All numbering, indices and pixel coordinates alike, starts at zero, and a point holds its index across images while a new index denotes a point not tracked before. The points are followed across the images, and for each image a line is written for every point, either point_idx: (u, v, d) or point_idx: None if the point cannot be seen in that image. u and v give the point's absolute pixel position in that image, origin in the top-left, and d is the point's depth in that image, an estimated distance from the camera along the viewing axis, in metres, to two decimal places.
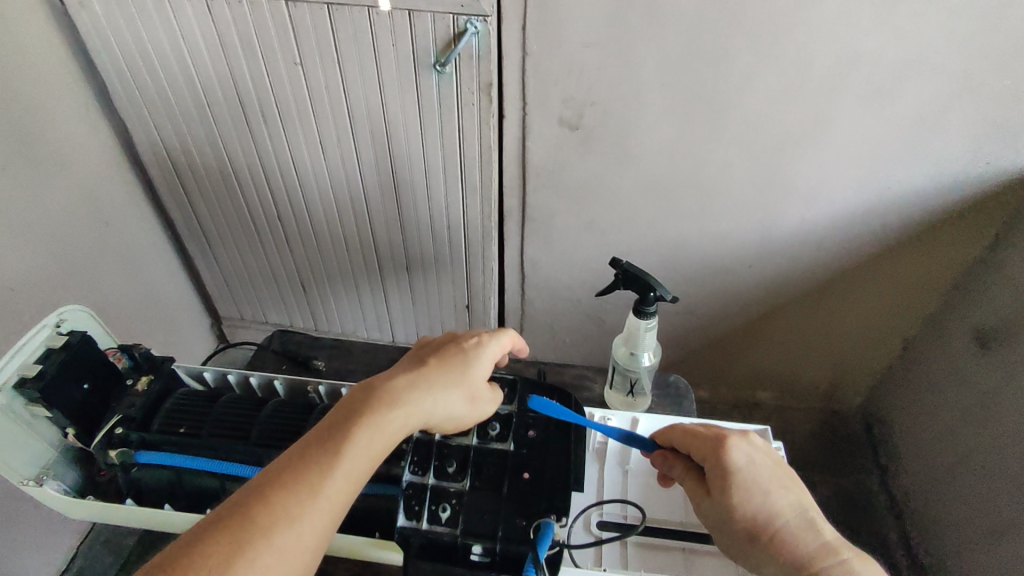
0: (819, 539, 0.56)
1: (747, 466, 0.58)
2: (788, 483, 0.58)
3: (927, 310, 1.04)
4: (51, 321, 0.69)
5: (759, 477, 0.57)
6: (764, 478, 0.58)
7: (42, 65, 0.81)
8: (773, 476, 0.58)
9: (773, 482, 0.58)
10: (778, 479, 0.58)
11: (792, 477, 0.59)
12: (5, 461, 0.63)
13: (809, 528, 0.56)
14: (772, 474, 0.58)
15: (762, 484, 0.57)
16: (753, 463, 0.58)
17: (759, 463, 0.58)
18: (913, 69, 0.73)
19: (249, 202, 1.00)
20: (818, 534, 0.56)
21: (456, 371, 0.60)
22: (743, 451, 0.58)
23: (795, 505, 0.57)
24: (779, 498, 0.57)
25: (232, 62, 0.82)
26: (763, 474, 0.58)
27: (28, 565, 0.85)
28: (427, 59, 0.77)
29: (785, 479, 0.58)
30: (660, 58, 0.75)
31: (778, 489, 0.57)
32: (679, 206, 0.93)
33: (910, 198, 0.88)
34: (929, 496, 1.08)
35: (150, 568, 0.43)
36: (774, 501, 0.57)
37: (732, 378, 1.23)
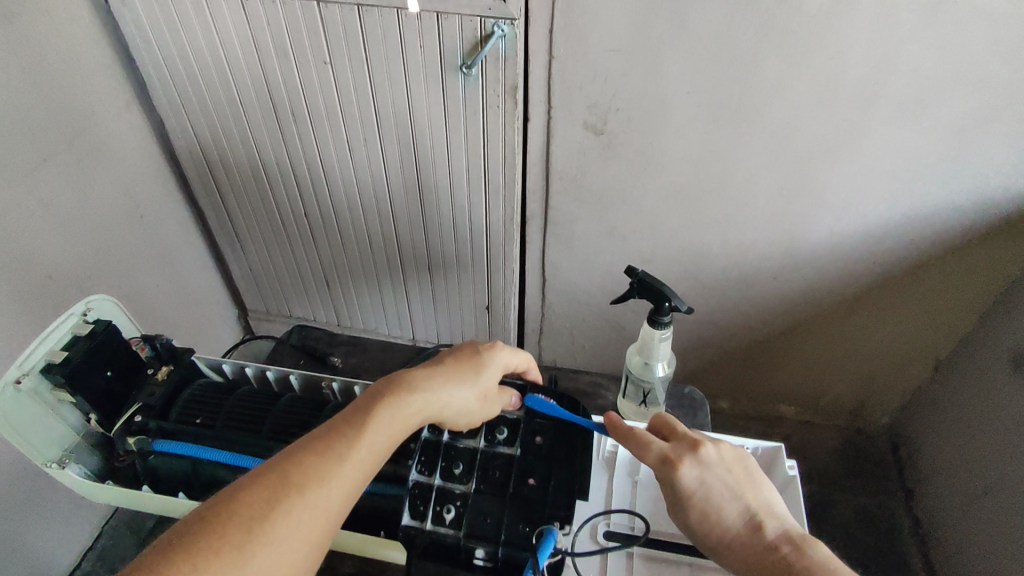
0: (773, 548, 0.54)
1: (697, 485, 0.57)
2: (741, 492, 0.57)
3: (962, 329, 1.00)
4: (78, 309, 0.71)
5: (710, 491, 0.57)
6: (716, 491, 0.57)
7: (86, 60, 0.84)
8: (724, 486, 0.57)
9: (724, 493, 0.57)
10: (729, 490, 0.57)
11: (750, 484, 0.58)
12: (29, 442, 0.66)
13: (762, 538, 0.55)
14: (723, 484, 0.57)
15: (712, 498, 0.57)
16: (704, 476, 0.57)
17: (710, 475, 0.57)
18: (954, 80, 0.71)
19: (277, 197, 1.02)
20: (772, 543, 0.55)
21: (473, 365, 0.60)
22: (692, 464, 0.58)
23: (749, 515, 0.56)
24: (731, 509, 0.57)
25: (265, 60, 0.83)
26: (715, 486, 0.57)
27: (53, 541, 0.89)
28: (454, 60, 0.78)
29: (738, 488, 0.57)
30: (687, 64, 0.74)
31: (730, 500, 0.57)
32: (702, 214, 0.91)
33: (946, 214, 0.85)
34: (954, 523, 1.04)
35: (166, 539, 0.43)
36: (725, 513, 0.56)
37: (754, 390, 1.21)
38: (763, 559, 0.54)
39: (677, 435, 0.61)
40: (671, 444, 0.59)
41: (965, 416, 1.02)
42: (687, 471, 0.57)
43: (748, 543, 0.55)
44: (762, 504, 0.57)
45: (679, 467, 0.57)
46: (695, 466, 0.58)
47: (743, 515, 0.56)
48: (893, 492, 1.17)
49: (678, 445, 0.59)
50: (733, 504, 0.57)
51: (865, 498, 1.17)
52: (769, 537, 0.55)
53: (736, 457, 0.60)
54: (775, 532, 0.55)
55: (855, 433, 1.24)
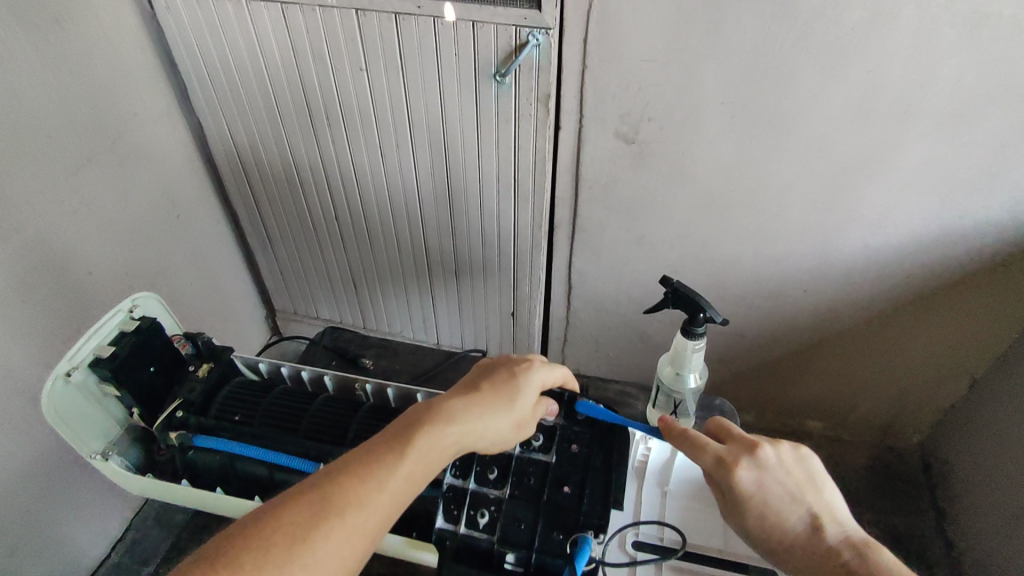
0: (835, 555, 0.53)
1: (756, 487, 0.56)
2: (802, 495, 0.56)
3: (998, 347, 0.98)
4: (125, 306, 0.74)
5: (769, 494, 0.56)
6: (775, 494, 0.56)
7: (130, 64, 0.87)
8: (784, 490, 0.56)
9: (785, 496, 0.56)
10: (788, 493, 0.56)
11: (812, 488, 0.57)
12: (77, 433, 0.69)
13: (824, 542, 0.54)
14: (784, 488, 0.56)
15: (769, 501, 0.55)
16: (763, 479, 0.56)
17: (769, 477, 0.56)
18: (992, 94, 0.70)
19: (309, 201, 1.04)
20: (834, 549, 0.53)
21: (508, 394, 0.59)
22: (750, 467, 0.56)
23: (810, 519, 0.55)
24: (791, 512, 0.55)
25: (302, 67, 0.85)
26: (774, 489, 0.56)
27: (87, 532, 0.91)
28: (488, 69, 0.79)
29: (799, 491, 0.56)
30: (722, 75, 0.74)
31: (790, 504, 0.55)
32: (733, 225, 0.90)
33: (985, 229, 0.83)
34: (986, 545, 1.01)
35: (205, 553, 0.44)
36: (786, 517, 0.55)
37: (781, 404, 1.19)
38: (826, 564, 0.53)
39: (733, 435, 0.59)
40: (729, 446, 0.58)
41: (1000, 436, 0.99)
42: (744, 474, 0.56)
43: (808, 548, 0.54)
44: (823, 507, 0.56)
45: (737, 471, 0.56)
46: (753, 468, 0.56)
47: (804, 518, 0.55)
48: (923, 512, 1.15)
49: (735, 447, 0.58)
50: (793, 507, 0.55)
51: (894, 517, 1.15)
52: (832, 541, 0.54)
53: (797, 459, 0.58)
54: (837, 538, 0.54)
55: (885, 450, 1.22)
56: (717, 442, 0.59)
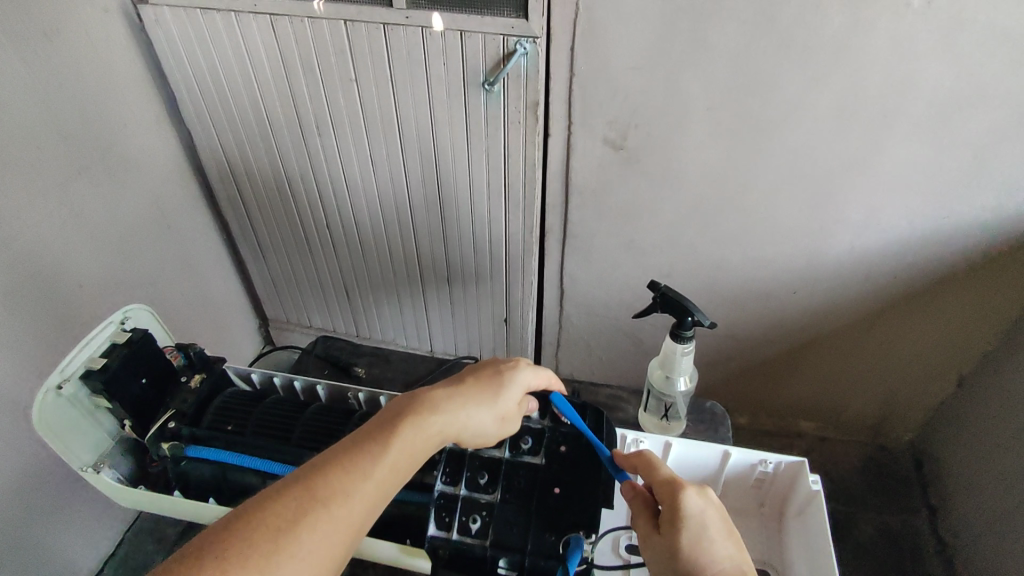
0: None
1: (699, 513, 0.55)
2: (735, 542, 0.55)
3: (985, 345, 0.99)
4: (116, 317, 0.74)
5: (709, 523, 0.55)
6: (713, 526, 0.55)
7: (120, 77, 0.87)
8: (722, 527, 0.55)
9: (721, 533, 0.55)
10: (724, 530, 0.55)
11: (739, 539, 0.57)
12: (68, 446, 0.68)
13: None
14: (722, 525, 0.55)
15: (708, 530, 0.54)
16: (706, 508, 0.56)
17: (712, 510, 0.56)
18: (972, 98, 0.71)
19: (300, 210, 1.04)
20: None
21: (492, 387, 0.60)
22: (699, 493, 0.56)
23: (735, 561, 0.54)
24: (722, 549, 0.54)
25: (292, 77, 0.86)
26: (714, 522, 0.55)
27: (78, 546, 0.90)
28: (477, 78, 0.79)
29: (732, 535, 0.56)
30: (708, 81, 0.75)
31: (722, 541, 0.55)
32: (722, 229, 0.91)
33: (969, 230, 0.84)
34: (979, 542, 1.02)
35: (192, 545, 0.44)
36: (717, 550, 0.54)
37: (773, 405, 1.20)
38: None
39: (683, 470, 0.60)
40: (679, 474, 0.58)
41: (990, 434, 1.00)
42: (692, 498, 0.56)
43: None
44: (748, 564, 0.55)
45: (688, 490, 0.56)
46: (702, 494, 0.56)
47: (732, 560, 0.54)
48: (916, 510, 1.16)
49: (685, 477, 0.58)
50: (725, 545, 0.54)
51: (887, 515, 1.16)
52: None
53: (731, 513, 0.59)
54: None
55: (877, 450, 1.23)
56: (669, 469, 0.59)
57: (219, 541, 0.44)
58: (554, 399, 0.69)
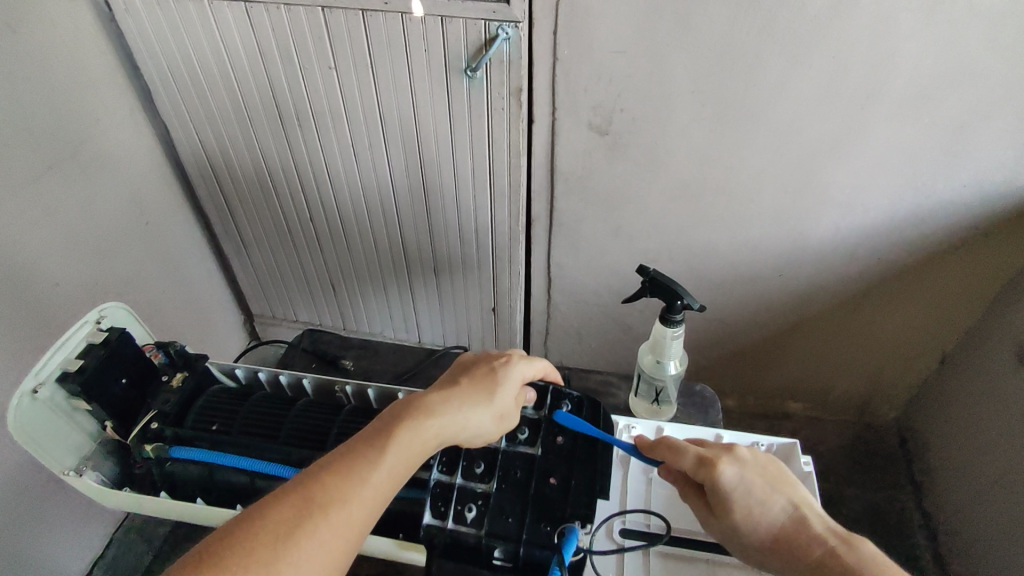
0: (820, 543, 0.53)
1: (740, 484, 0.56)
2: (781, 486, 0.56)
3: (967, 322, 1.01)
4: (91, 317, 0.73)
5: (752, 489, 0.56)
6: (758, 488, 0.56)
7: (90, 69, 0.84)
8: (764, 482, 0.56)
9: (766, 489, 0.56)
10: (768, 486, 0.56)
11: (787, 480, 0.57)
12: (48, 450, 0.67)
13: (807, 531, 0.54)
14: (763, 480, 0.56)
15: (753, 495, 0.55)
16: (744, 474, 0.56)
17: (751, 472, 0.56)
18: (953, 78, 0.71)
19: (283, 204, 1.02)
20: (819, 538, 0.54)
21: (487, 387, 0.59)
22: (731, 462, 0.56)
23: (790, 510, 0.55)
24: (773, 504, 0.55)
25: (269, 67, 0.84)
26: (755, 482, 0.56)
27: (67, 550, 0.89)
28: (459, 64, 0.78)
29: (777, 483, 0.56)
30: (692, 64, 0.74)
31: (772, 497, 0.56)
32: (708, 213, 0.91)
33: (951, 209, 0.85)
34: (962, 514, 1.04)
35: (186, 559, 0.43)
36: (768, 510, 0.55)
37: (761, 388, 1.21)
38: (813, 552, 0.53)
39: (710, 440, 0.60)
40: (708, 447, 0.58)
41: (972, 410, 1.02)
42: (728, 470, 0.56)
43: (794, 538, 0.54)
44: (801, 499, 0.56)
45: (719, 466, 0.56)
46: (734, 463, 0.56)
47: (785, 509, 0.55)
48: (902, 486, 1.18)
49: (714, 448, 0.58)
50: (774, 500, 0.56)
51: (874, 492, 1.18)
52: (815, 530, 0.54)
53: (769, 454, 0.59)
54: (817, 524, 0.55)
55: (864, 428, 1.25)
56: (696, 445, 0.59)
57: (212, 554, 0.43)
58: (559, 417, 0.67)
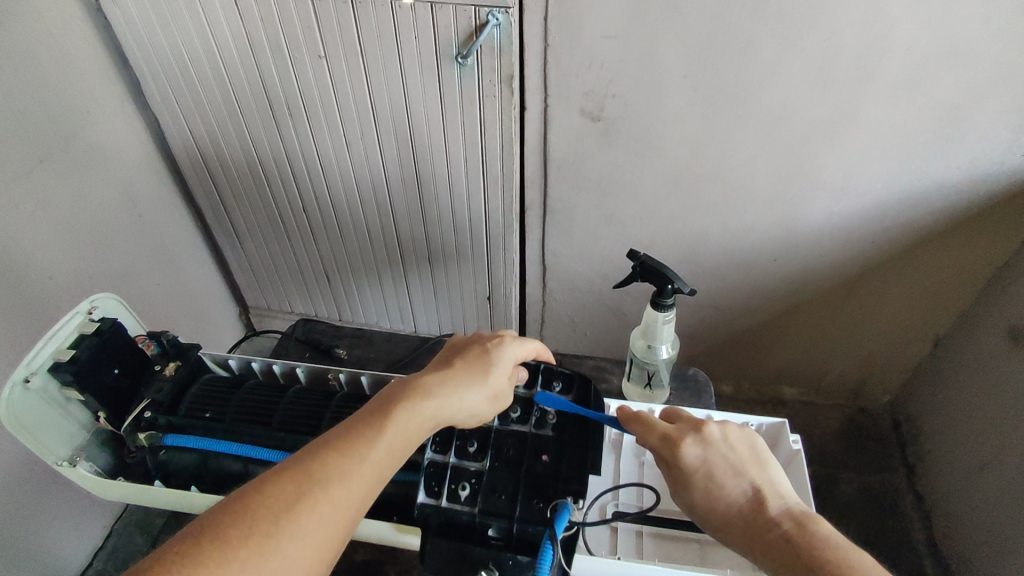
0: (775, 525, 0.52)
1: (701, 462, 0.57)
2: (744, 470, 0.56)
3: (960, 306, 1.01)
4: (83, 307, 0.72)
5: (713, 468, 0.56)
6: (719, 468, 0.56)
7: (79, 60, 0.84)
8: (727, 464, 0.57)
9: (727, 471, 0.56)
10: (731, 468, 0.56)
11: (755, 464, 0.57)
12: (39, 440, 0.67)
13: (766, 514, 0.53)
14: (725, 461, 0.57)
15: (714, 475, 0.56)
16: (707, 454, 0.57)
17: (713, 454, 0.57)
18: (945, 61, 0.71)
19: (276, 195, 1.02)
20: (774, 520, 0.53)
21: (481, 368, 0.60)
22: (694, 442, 0.58)
23: (752, 491, 0.55)
24: (734, 485, 0.55)
25: (259, 57, 0.83)
26: (717, 463, 0.57)
27: (67, 541, 0.89)
28: (450, 50, 0.77)
29: (741, 466, 0.57)
30: (685, 47, 0.74)
31: (732, 478, 0.56)
32: (701, 198, 0.91)
33: (943, 193, 0.86)
34: (955, 494, 1.05)
35: (189, 529, 0.44)
36: (728, 491, 0.55)
37: (756, 373, 1.22)
38: (768, 534, 0.52)
39: (682, 419, 0.62)
40: (676, 426, 0.60)
41: (965, 393, 1.03)
42: (689, 450, 0.57)
43: (752, 519, 0.54)
44: (766, 483, 0.56)
45: (682, 444, 0.58)
46: (697, 443, 0.58)
47: (747, 491, 0.55)
48: (895, 468, 1.19)
49: (683, 427, 0.60)
50: (736, 481, 0.56)
51: (868, 475, 1.19)
52: (774, 513, 0.53)
53: (742, 436, 0.60)
54: (776, 506, 0.54)
55: (858, 412, 1.26)
56: (665, 424, 0.61)
57: (214, 525, 0.43)
58: (538, 397, 0.68)
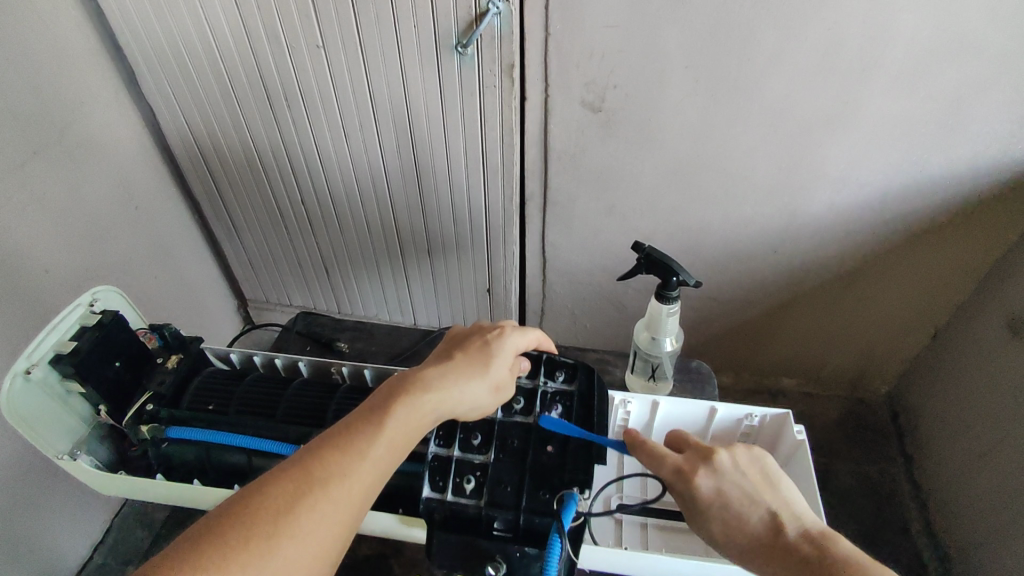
0: (795, 550, 0.52)
1: (715, 494, 0.56)
2: (759, 495, 0.56)
3: (959, 297, 1.02)
4: (84, 300, 0.71)
5: (728, 498, 0.56)
6: (734, 497, 0.56)
7: (73, 51, 0.82)
8: (741, 492, 0.56)
9: (741, 499, 0.56)
10: (746, 495, 0.56)
11: (767, 488, 0.57)
12: (40, 433, 0.66)
13: (785, 539, 0.53)
14: (740, 489, 0.56)
15: (729, 504, 0.55)
16: (719, 484, 0.56)
17: (726, 482, 0.56)
18: (949, 52, 0.71)
19: (274, 186, 1.01)
20: (793, 544, 0.53)
21: (481, 360, 0.59)
22: (706, 473, 0.57)
23: (768, 517, 0.55)
24: (751, 513, 0.55)
25: (256, 46, 0.82)
26: (732, 491, 0.56)
27: (67, 535, 0.89)
28: (449, 40, 0.76)
29: (755, 492, 0.56)
30: (687, 38, 0.73)
31: (748, 505, 0.55)
32: (702, 189, 0.91)
33: (944, 184, 0.86)
34: (953, 484, 1.06)
35: (190, 534, 0.44)
36: (745, 518, 0.55)
37: (756, 365, 1.22)
38: (789, 559, 0.52)
39: (689, 445, 0.60)
40: (684, 455, 0.59)
41: (964, 384, 1.03)
42: (702, 481, 0.56)
43: (771, 545, 0.53)
44: (781, 506, 0.56)
45: (694, 477, 0.57)
46: (709, 474, 0.57)
47: (763, 518, 0.55)
48: (893, 459, 1.20)
49: (690, 457, 0.59)
50: (751, 508, 0.55)
51: (866, 465, 1.20)
52: (792, 537, 0.53)
53: (751, 458, 0.59)
54: (796, 529, 0.54)
55: (856, 403, 1.26)
56: (673, 453, 0.59)
57: (216, 529, 0.43)
58: (544, 422, 0.64)
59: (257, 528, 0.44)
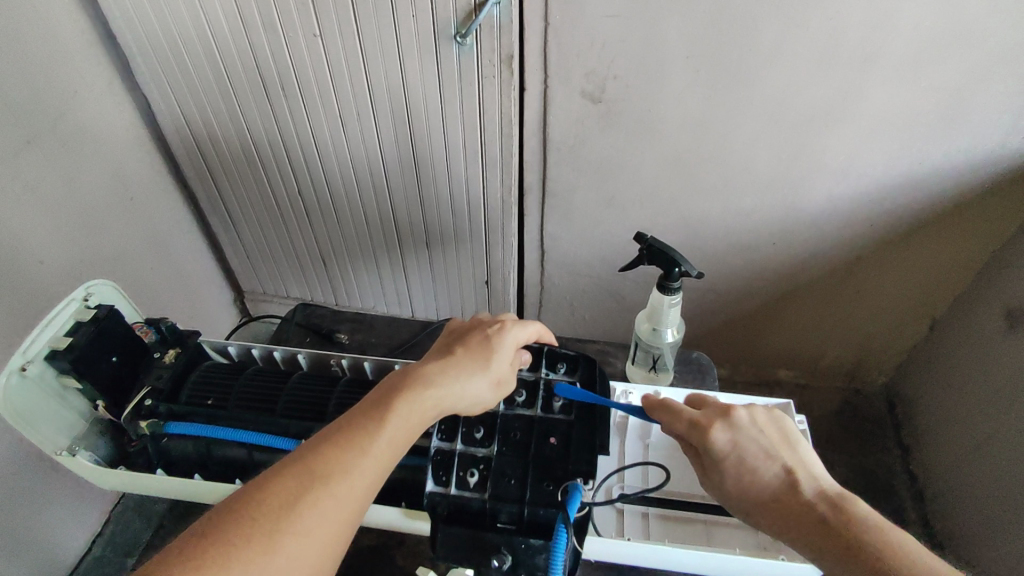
0: (811, 507, 0.53)
1: (733, 448, 0.57)
2: (775, 452, 0.57)
3: (957, 289, 1.02)
4: (79, 294, 0.70)
5: (744, 452, 0.57)
6: (751, 452, 0.57)
7: (65, 40, 0.81)
8: (758, 447, 0.57)
9: (759, 454, 0.57)
10: (763, 451, 0.57)
11: (785, 446, 0.58)
12: (38, 430, 0.66)
13: (800, 496, 0.54)
14: (757, 445, 0.57)
15: (746, 458, 0.56)
16: (737, 438, 0.57)
17: (744, 438, 0.57)
18: (950, 43, 0.71)
19: (271, 177, 1.00)
20: (810, 502, 0.53)
21: (482, 354, 0.59)
22: (724, 428, 0.58)
23: (784, 474, 0.55)
24: (767, 468, 0.56)
25: (252, 36, 0.81)
26: (749, 447, 0.57)
27: (65, 529, 0.88)
28: (448, 30, 0.76)
29: (773, 448, 0.57)
30: (688, 28, 0.73)
31: (764, 461, 0.56)
32: (703, 181, 0.91)
33: (944, 176, 0.86)
34: (949, 475, 1.07)
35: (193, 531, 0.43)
36: (762, 474, 0.56)
37: (754, 356, 1.22)
38: (804, 516, 0.53)
39: (709, 402, 0.62)
40: (703, 411, 0.60)
41: (961, 375, 1.04)
42: (720, 435, 0.57)
43: (786, 499, 0.54)
44: (798, 464, 0.56)
45: (712, 431, 0.58)
46: (727, 428, 0.58)
47: (780, 474, 0.56)
48: (889, 450, 1.20)
49: (710, 412, 0.60)
50: (768, 463, 0.56)
51: (863, 456, 1.20)
52: (808, 496, 0.54)
53: (770, 419, 0.60)
54: (811, 487, 0.55)
55: (853, 394, 1.27)
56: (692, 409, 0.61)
57: (219, 525, 0.43)
58: (561, 390, 0.67)
59: (260, 523, 0.44)
